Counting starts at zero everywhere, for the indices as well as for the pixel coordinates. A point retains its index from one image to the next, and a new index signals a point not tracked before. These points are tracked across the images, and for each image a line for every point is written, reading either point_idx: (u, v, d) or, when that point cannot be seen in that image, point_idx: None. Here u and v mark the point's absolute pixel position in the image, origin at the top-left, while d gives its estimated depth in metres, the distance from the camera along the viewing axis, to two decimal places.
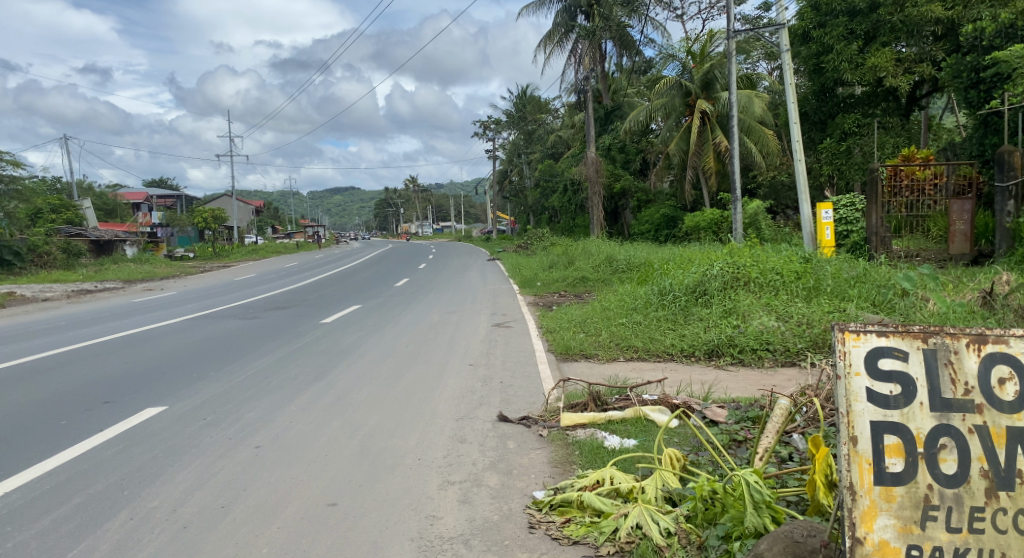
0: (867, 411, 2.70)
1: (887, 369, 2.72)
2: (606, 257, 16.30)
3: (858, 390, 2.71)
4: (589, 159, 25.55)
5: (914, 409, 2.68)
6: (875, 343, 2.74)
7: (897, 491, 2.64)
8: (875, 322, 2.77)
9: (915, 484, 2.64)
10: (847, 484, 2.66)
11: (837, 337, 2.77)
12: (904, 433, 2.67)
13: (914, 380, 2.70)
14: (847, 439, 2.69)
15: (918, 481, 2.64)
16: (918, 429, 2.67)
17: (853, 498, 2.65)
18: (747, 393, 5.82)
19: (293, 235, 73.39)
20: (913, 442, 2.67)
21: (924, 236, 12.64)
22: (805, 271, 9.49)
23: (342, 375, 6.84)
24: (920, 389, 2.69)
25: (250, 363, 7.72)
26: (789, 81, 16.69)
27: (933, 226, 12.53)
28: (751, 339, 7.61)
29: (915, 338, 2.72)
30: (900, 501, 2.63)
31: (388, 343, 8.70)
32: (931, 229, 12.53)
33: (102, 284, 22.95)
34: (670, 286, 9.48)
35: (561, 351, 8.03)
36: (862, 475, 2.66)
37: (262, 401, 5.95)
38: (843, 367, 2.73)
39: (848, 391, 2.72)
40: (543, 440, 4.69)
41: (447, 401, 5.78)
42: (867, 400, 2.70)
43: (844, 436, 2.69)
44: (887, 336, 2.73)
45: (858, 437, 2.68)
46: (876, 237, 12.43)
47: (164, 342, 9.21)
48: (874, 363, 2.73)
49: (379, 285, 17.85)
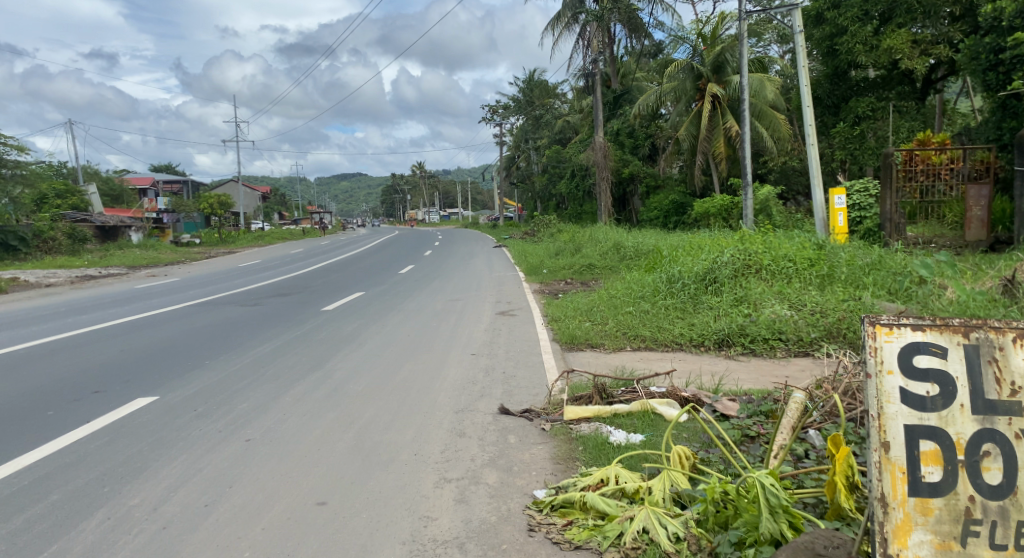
0: (901, 414, 2.55)
1: (921, 366, 2.57)
2: (614, 243, 16.05)
3: (891, 390, 2.56)
4: (597, 144, 25.20)
5: (954, 411, 2.54)
6: (911, 338, 2.59)
7: (934, 503, 2.51)
8: (909, 316, 2.61)
9: (955, 495, 2.51)
10: (878, 495, 2.53)
11: (868, 330, 2.61)
12: (943, 438, 2.54)
13: (953, 380, 2.56)
14: (879, 445, 2.55)
15: (958, 491, 2.51)
16: (958, 434, 2.53)
17: (886, 511, 2.52)
18: (758, 385, 5.60)
19: (300, 221, 73.25)
20: (952, 448, 2.53)
21: (939, 222, 12.47)
22: (818, 258, 9.23)
23: (340, 365, 6.65)
24: (961, 390, 2.55)
25: (247, 352, 7.55)
26: (802, 64, 16.33)
27: (949, 212, 12.32)
28: (763, 328, 7.37)
29: (956, 334, 2.57)
30: (937, 514, 2.50)
31: (390, 331, 8.51)
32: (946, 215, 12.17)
33: (107, 271, 22.86)
34: (679, 273, 9.21)
35: (566, 341, 7.82)
36: (896, 486, 2.52)
37: (255, 391, 5.78)
38: (874, 365, 2.58)
39: (880, 391, 2.57)
40: (545, 434, 4.49)
41: (447, 392, 5.59)
42: (901, 401, 2.56)
43: (875, 440, 2.55)
44: (923, 331, 2.58)
45: (891, 443, 2.54)
46: (891, 223, 12.18)
47: (162, 329, 9.05)
48: (907, 359, 2.58)
49: (384, 272, 17.64)
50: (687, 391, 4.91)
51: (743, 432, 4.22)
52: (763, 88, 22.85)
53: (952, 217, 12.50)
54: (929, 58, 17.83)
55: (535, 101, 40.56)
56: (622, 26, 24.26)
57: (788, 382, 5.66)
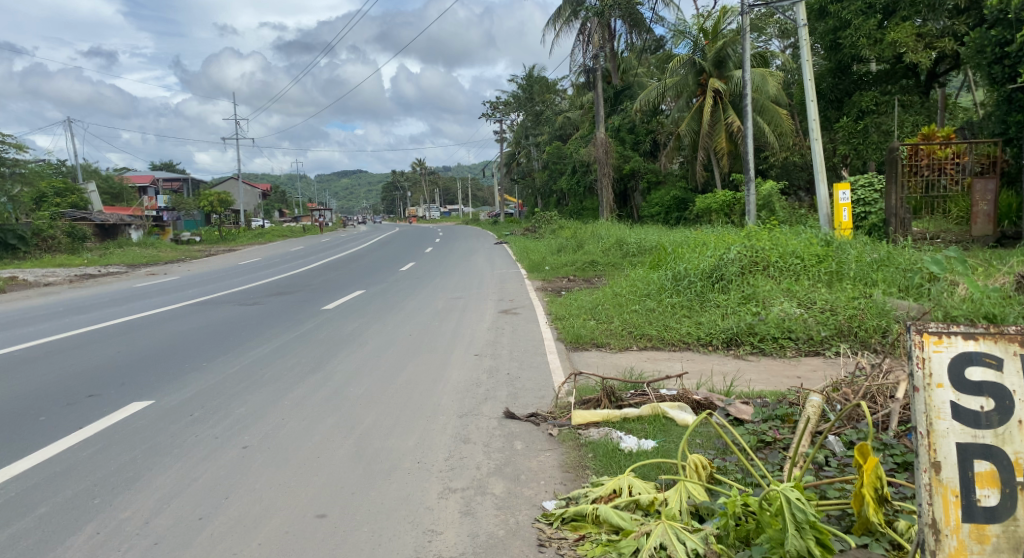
0: (952, 430, 2.59)
1: (972, 378, 2.61)
2: (617, 240, 15.90)
3: (942, 406, 2.60)
4: (598, 140, 25.00)
5: (1010, 429, 2.57)
6: (962, 348, 2.63)
7: (991, 530, 2.53)
8: (960, 324, 2.64)
9: (1013, 521, 2.53)
10: (930, 521, 2.55)
11: (915, 341, 2.66)
12: (998, 458, 2.56)
13: (1009, 393, 2.59)
14: (929, 465, 2.58)
15: (1017, 516, 2.54)
16: (1015, 453, 2.56)
17: (939, 538, 2.54)
18: (770, 387, 5.44)
19: (300, 219, 73.08)
20: (1010, 469, 2.55)
21: (944, 218, 12.28)
22: (826, 255, 9.07)
23: (340, 367, 6.50)
24: (1016, 405, 2.58)
25: (246, 353, 7.40)
26: (806, 58, 16.16)
27: (954, 207, 12.10)
28: (773, 326, 7.21)
29: (1010, 345, 2.60)
30: (995, 542, 2.53)
31: (391, 331, 8.36)
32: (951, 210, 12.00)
33: (106, 269, 22.72)
34: (685, 271, 9.04)
35: (571, 340, 7.66)
36: (948, 510, 2.55)
37: (253, 395, 5.63)
38: (922, 378, 2.63)
39: (929, 407, 2.61)
40: (553, 440, 4.33)
41: (451, 395, 5.44)
42: (952, 417, 2.59)
43: (925, 460, 2.59)
44: (975, 341, 2.61)
45: (942, 464, 2.57)
46: (896, 219, 11.79)
47: (160, 330, 8.90)
48: (956, 370, 2.62)
49: (385, 270, 17.48)
50: (699, 393, 4.76)
51: (758, 437, 4.07)
52: (765, 82, 22.65)
53: (957, 212, 12.31)
54: (934, 52, 17.62)
55: (535, 97, 40.34)
56: (623, 21, 24.14)
57: (800, 384, 5.51)
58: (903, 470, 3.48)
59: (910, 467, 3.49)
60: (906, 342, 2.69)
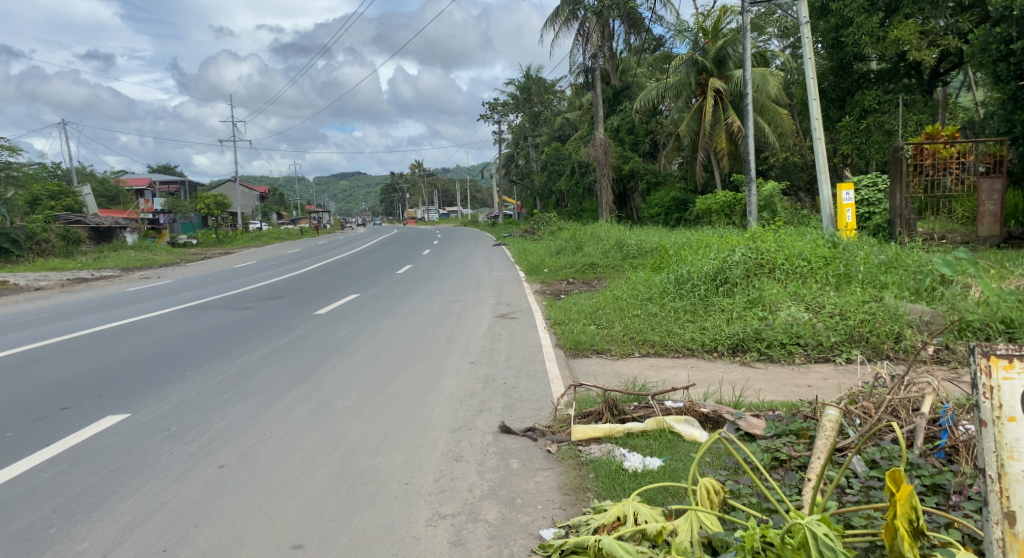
0: None
1: None
2: (616, 242, 15.62)
3: (1014, 443, 2.46)
4: (597, 140, 24.72)
5: None
6: None
7: None
8: None
9: None
10: None
11: (983, 367, 2.51)
12: None
13: None
14: (1002, 516, 2.46)
15: None
16: None
17: None
18: (780, 398, 5.16)
19: (298, 220, 72.80)
20: None
21: (949, 218, 11.79)
22: (833, 256, 8.78)
23: (329, 376, 6.21)
24: None
25: (232, 361, 7.10)
26: (808, 56, 15.87)
27: (959, 207, 11.72)
28: (780, 332, 6.92)
29: None
30: None
31: (384, 337, 8.07)
32: (956, 210, 11.71)
33: (99, 273, 22.40)
34: (688, 274, 8.74)
35: (570, 346, 7.37)
36: None
37: (235, 407, 5.34)
38: (991, 413, 2.49)
39: (1000, 446, 2.48)
40: (551, 458, 4.04)
41: (444, 407, 5.15)
42: None
43: (997, 511, 2.46)
44: None
45: (1016, 513, 2.45)
46: (900, 219, 11.34)
47: (146, 336, 8.61)
48: None
49: (381, 272, 17.20)
50: (707, 406, 4.48)
51: (772, 455, 3.79)
52: (765, 82, 22.37)
53: (962, 212, 11.85)
54: (938, 49, 17.29)
55: (534, 98, 40.08)
56: (622, 21, 23.83)
57: (812, 395, 5.23)
58: (933, 493, 3.21)
59: (941, 490, 3.21)
60: (971, 368, 2.53)
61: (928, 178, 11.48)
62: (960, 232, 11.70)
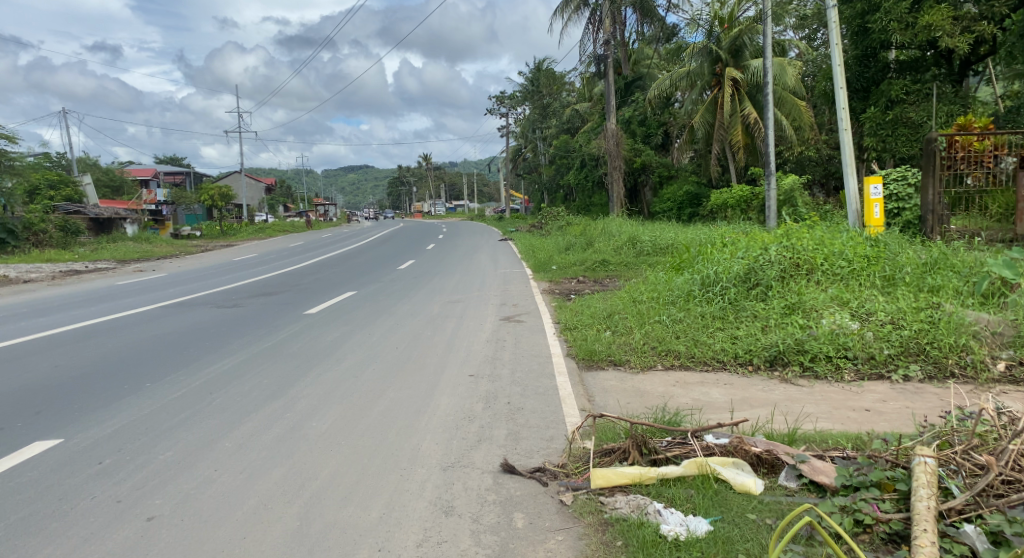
0: None
1: None
2: (629, 237, 14.76)
3: None
4: (609, 131, 23.69)
5: None
6: None
7: None
8: None
9: None
10: None
11: None
12: None
13: None
14: None
15: None
16: None
17: None
18: (837, 429, 4.31)
19: (305, 211, 71.79)
20: None
21: (982, 215, 9.78)
22: (877, 256, 7.84)
23: (307, 391, 5.39)
24: None
25: (201, 369, 6.29)
26: (835, 42, 14.84)
27: (994, 203, 9.72)
28: (826, 343, 6.03)
29: None
30: None
31: (376, 343, 7.25)
32: (989, 206, 9.78)
33: (94, 265, 21.62)
34: (715, 274, 7.83)
35: (583, 356, 6.51)
36: None
37: (188, 430, 4.55)
38: None
39: None
40: (567, 514, 3.26)
41: (435, 435, 4.35)
42: None
43: None
44: None
45: None
46: (933, 215, 9.95)
47: (115, 338, 7.80)
48: None
49: (382, 268, 16.34)
50: (757, 440, 3.65)
51: (853, 518, 2.96)
52: (784, 72, 21.39)
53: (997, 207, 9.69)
54: (972, 35, 16.25)
55: (543, 89, 39.04)
56: (634, 9, 22.77)
57: (874, 428, 4.35)
58: None
59: None
60: None
61: (957, 172, 9.86)
62: (995, 229, 9.71)
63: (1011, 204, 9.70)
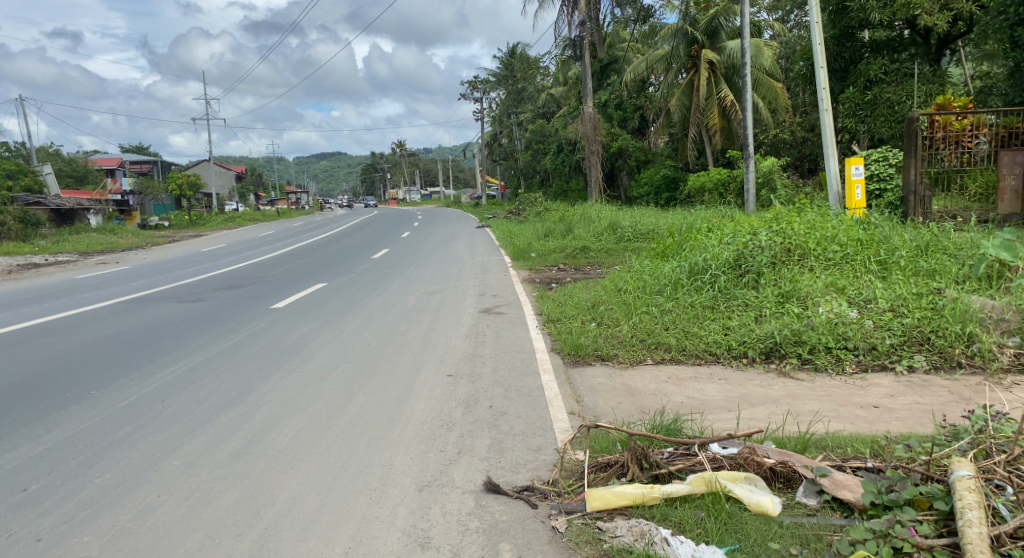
0: None
1: None
2: (609, 223, 14.38)
3: None
4: (586, 115, 23.17)
5: None
6: None
7: None
8: None
9: None
10: None
11: None
12: None
13: None
14: None
15: None
16: None
17: None
18: (851, 432, 3.98)
19: (276, 199, 70.38)
20: None
21: (962, 195, 9.35)
22: (870, 239, 7.51)
23: (270, 396, 4.94)
24: None
25: (155, 372, 5.79)
26: (816, 21, 14.48)
27: (973, 182, 9.32)
28: (824, 333, 5.67)
29: None
30: None
31: (347, 340, 6.78)
32: (969, 185, 9.28)
33: (55, 257, 20.72)
34: (703, 262, 7.46)
35: (568, 351, 6.11)
36: None
37: (130, 445, 4.07)
38: None
39: None
40: (561, 546, 2.89)
41: (409, 449, 3.94)
42: None
43: None
44: None
45: None
46: (914, 197, 9.19)
47: (64, 339, 7.23)
48: None
49: (356, 257, 15.81)
50: (768, 449, 3.27)
51: (891, 548, 2.60)
52: (761, 53, 21.11)
53: (976, 187, 9.35)
54: (950, 13, 16.10)
55: (517, 74, 38.50)
56: None
57: (888, 429, 4.00)
58: None
59: None
60: None
61: (937, 152, 9.25)
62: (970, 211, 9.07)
63: (990, 183, 9.31)
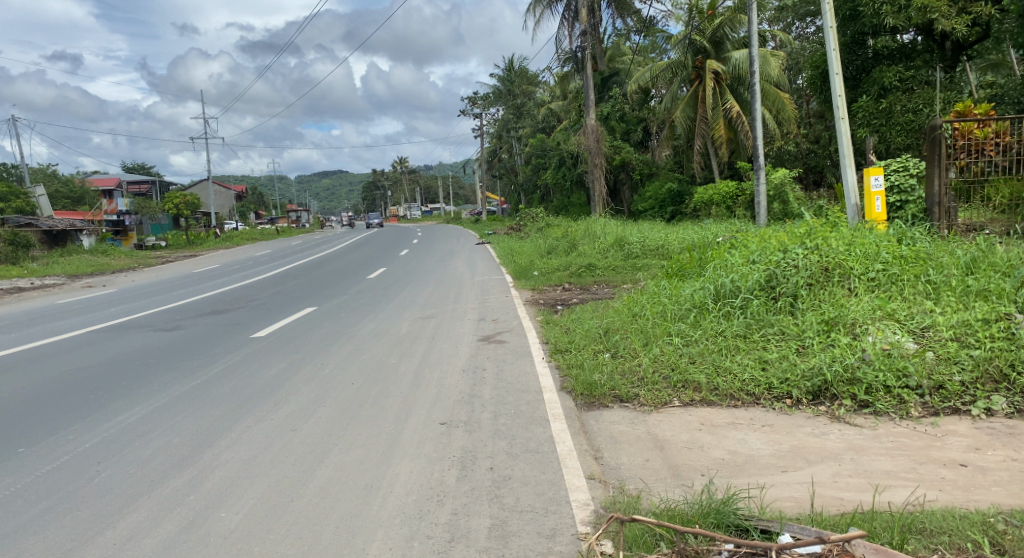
0: None
1: None
2: (616, 239, 13.54)
3: None
4: (589, 128, 22.36)
5: None
6: None
7: None
8: None
9: None
10: None
11: None
12: None
13: None
14: None
15: None
16: None
17: None
18: (945, 505, 3.19)
19: (277, 218, 69.55)
20: None
21: (984, 206, 8.22)
22: (916, 257, 6.68)
23: (227, 454, 4.12)
24: None
25: (102, 419, 4.98)
26: (830, 26, 13.65)
27: (997, 193, 8.14)
28: (882, 369, 4.82)
29: None
30: None
31: (328, 377, 5.94)
32: (994, 196, 8.14)
33: (43, 281, 19.97)
34: (730, 285, 6.63)
35: (581, 392, 5.25)
36: None
37: (40, 531, 3.27)
38: None
39: None
40: None
41: (387, 533, 3.13)
42: None
43: None
44: None
45: None
46: (939, 208, 8.23)
47: (12, 378, 6.43)
48: None
49: (350, 278, 14.99)
50: (864, 547, 2.51)
51: None
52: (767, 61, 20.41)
53: (1001, 198, 8.12)
54: (969, 17, 15.27)
55: (516, 89, 37.80)
56: None
57: (992, 504, 3.20)
58: None
59: None
60: None
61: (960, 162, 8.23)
62: (1001, 222, 8.11)
63: (1018, 194, 8.14)
